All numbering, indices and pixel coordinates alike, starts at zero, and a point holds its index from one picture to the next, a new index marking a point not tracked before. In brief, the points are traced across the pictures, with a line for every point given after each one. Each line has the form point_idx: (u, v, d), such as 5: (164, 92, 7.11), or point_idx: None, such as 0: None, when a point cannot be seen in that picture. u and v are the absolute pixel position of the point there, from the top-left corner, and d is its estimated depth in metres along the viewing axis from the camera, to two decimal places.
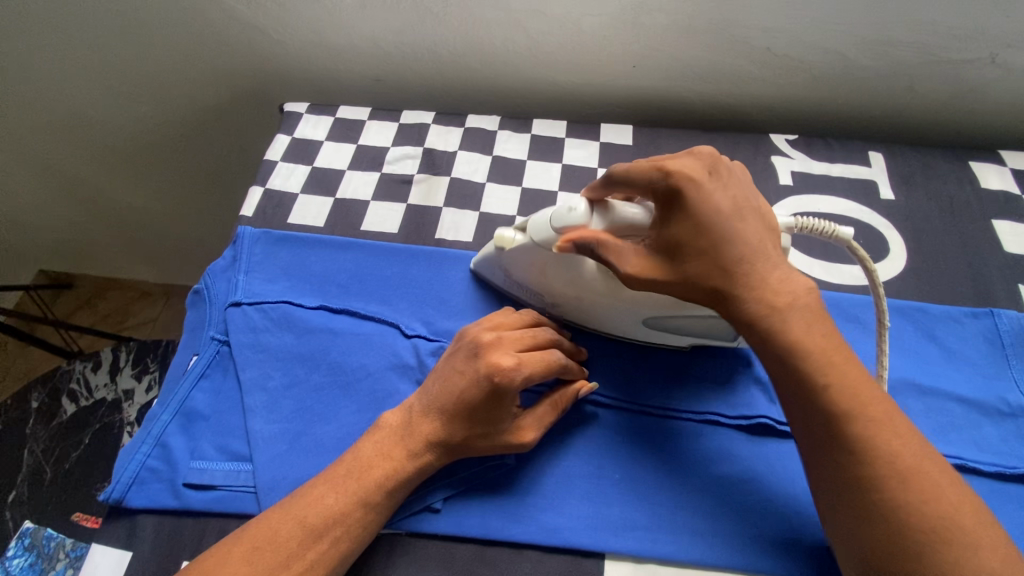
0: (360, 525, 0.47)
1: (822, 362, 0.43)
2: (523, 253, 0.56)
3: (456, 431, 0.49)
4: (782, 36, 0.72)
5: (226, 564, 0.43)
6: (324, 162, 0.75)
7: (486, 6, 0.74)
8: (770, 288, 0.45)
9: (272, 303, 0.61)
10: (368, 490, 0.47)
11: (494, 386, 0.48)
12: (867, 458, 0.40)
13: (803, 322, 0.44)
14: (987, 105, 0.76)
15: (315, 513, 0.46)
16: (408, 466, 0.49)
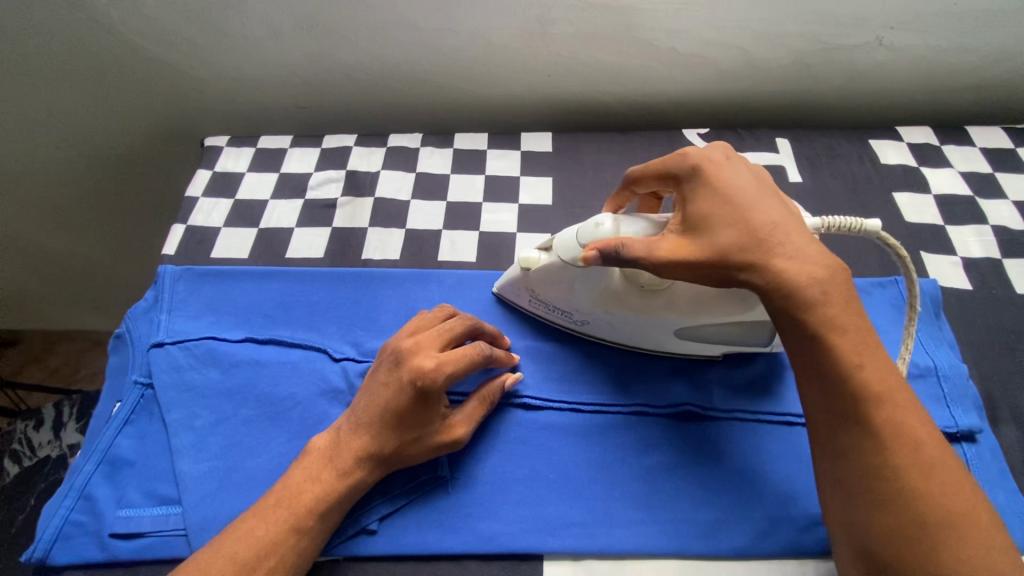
0: (292, 553, 0.46)
1: (856, 346, 0.42)
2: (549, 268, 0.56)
3: (387, 441, 0.49)
4: (683, 36, 0.75)
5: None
6: (247, 193, 0.74)
7: (397, 28, 0.75)
8: (809, 259, 0.43)
9: (195, 340, 0.61)
10: (298, 517, 0.47)
11: (417, 391, 0.49)
12: (892, 446, 0.40)
13: (839, 302, 0.42)
14: (882, 86, 0.81)
15: (245, 548, 0.45)
16: (340, 485, 0.48)
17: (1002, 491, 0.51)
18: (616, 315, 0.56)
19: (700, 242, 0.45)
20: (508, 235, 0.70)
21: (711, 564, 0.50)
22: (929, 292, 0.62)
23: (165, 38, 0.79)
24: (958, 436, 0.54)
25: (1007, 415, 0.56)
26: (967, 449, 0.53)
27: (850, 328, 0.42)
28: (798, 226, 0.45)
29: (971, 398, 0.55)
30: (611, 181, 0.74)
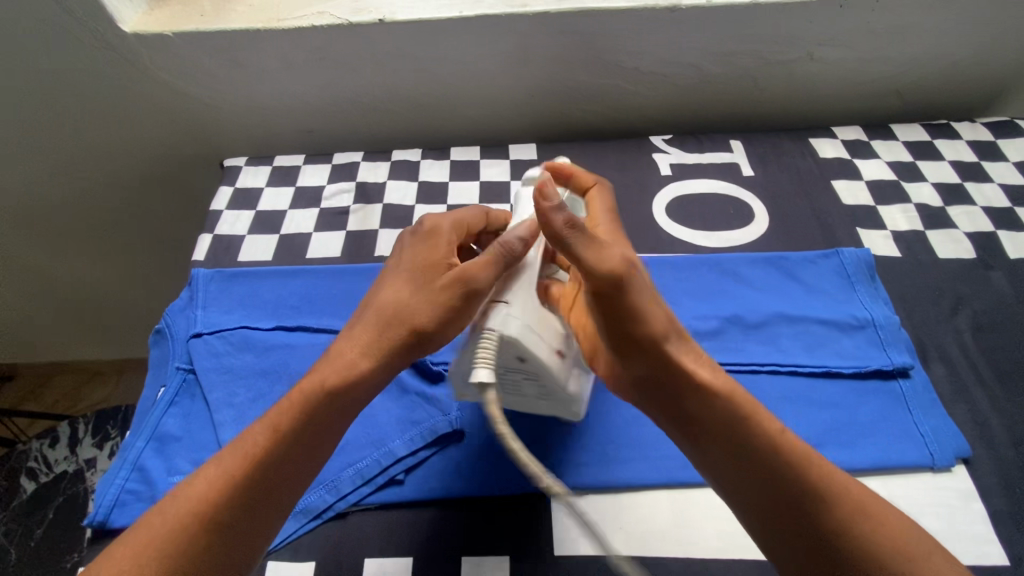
0: (287, 466, 0.47)
1: (751, 419, 0.47)
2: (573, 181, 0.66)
3: (395, 313, 0.50)
4: (645, 57, 0.87)
5: (156, 520, 0.44)
6: (267, 205, 0.83)
7: (397, 58, 0.86)
8: (690, 351, 0.50)
9: (230, 330, 0.68)
10: (289, 423, 0.47)
11: (427, 261, 0.53)
12: (821, 502, 0.44)
13: (724, 380, 0.49)
14: (817, 94, 0.94)
15: (240, 456, 0.46)
16: (354, 351, 0.49)
17: (933, 415, 0.61)
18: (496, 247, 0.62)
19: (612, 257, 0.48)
20: None
21: (693, 490, 0.58)
22: (863, 259, 0.73)
23: (187, 73, 0.88)
24: (894, 373, 0.64)
25: (934, 355, 0.66)
26: (902, 383, 0.63)
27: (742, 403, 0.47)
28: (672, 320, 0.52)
29: (903, 342, 0.66)
30: None
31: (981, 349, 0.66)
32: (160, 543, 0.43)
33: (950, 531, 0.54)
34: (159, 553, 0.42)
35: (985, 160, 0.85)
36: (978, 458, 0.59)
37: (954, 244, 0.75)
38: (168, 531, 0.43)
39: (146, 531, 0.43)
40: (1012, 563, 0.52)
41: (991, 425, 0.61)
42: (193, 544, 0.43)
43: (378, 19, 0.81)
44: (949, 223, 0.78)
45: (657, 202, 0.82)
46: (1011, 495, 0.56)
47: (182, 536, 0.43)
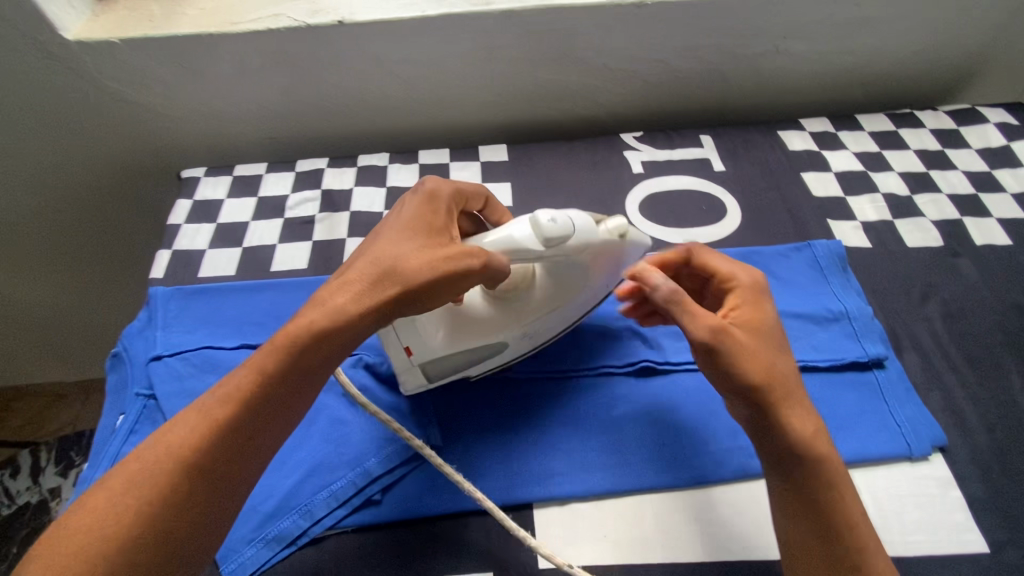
0: (255, 407, 0.45)
1: (828, 468, 0.48)
2: (605, 245, 0.58)
3: (371, 264, 0.49)
4: (613, 54, 0.86)
5: (123, 467, 0.42)
6: (228, 217, 0.80)
7: (359, 61, 0.83)
8: (794, 394, 0.49)
9: (192, 351, 0.65)
10: (261, 366, 0.46)
11: (415, 219, 0.52)
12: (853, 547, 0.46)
13: (813, 429, 0.48)
14: (784, 86, 0.94)
15: (212, 400, 0.45)
16: (337, 293, 0.48)
17: (909, 405, 0.61)
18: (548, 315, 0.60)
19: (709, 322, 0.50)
20: None
21: (677, 494, 0.57)
22: (835, 251, 0.73)
23: (138, 81, 0.84)
24: (869, 364, 0.64)
25: (908, 344, 0.67)
26: (877, 374, 0.64)
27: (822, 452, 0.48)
28: (788, 365, 0.51)
29: (877, 332, 0.66)
30: (562, 182, 0.84)
31: (952, 336, 0.67)
32: (126, 487, 0.41)
33: (930, 521, 0.55)
34: (125, 495, 0.41)
35: (948, 148, 0.87)
36: (954, 446, 0.60)
37: (922, 233, 0.76)
38: (135, 474, 0.42)
39: (116, 476, 0.42)
40: (991, 550, 0.53)
41: (964, 412, 0.62)
42: (159, 488, 0.41)
43: (337, 21, 0.78)
44: (916, 212, 0.78)
45: (630, 200, 0.81)
46: (987, 482, 0.57)
47: (150, 478, 0.41)
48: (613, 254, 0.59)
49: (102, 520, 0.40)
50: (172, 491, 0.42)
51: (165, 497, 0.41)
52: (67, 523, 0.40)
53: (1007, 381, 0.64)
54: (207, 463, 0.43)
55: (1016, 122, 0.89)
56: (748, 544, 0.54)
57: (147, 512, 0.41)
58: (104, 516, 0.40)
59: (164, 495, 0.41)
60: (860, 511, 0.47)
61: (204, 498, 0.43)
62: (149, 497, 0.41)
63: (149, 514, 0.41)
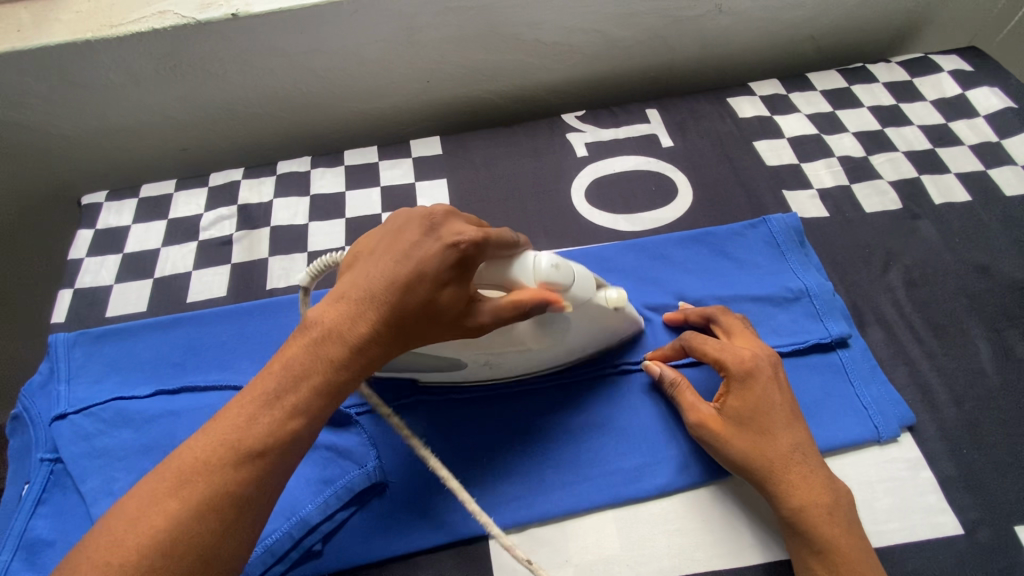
0: (300, 442, 0.42)
1: (818, 517, 0.48)
2: (596, 309, 0.54)
3: (420, 295, 0.44)
4: (545, 27, 0.79)
5: (153, 502, 0.38)
6: (136, 246, 0.72)
7: (265, 57, 0.75)
8: (786, 451, 0.50)
9: (101, 404, 0.58)
10: (302, 402, 0.42)
11: (472, 236, 0.45)
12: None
13: (807, 486, 0.49)
14: (730, 49, 0.89)
15: (249, 438, 0.40)
16: (335, 371, 0.43)
17: (874, 384, 0.59)
18: (539, 353, 0.56)
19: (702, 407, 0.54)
20: None
21: (641, 506, 0.54)
22: (791, 224, 0.69)
23: (14, 100, 0.74)
24: (832, 344, 0.61)
25: (871, 318, 0.64)
26: (842, 354, 0.60)
27: (814, 504, 0.48)
28: (789, 430, 0.51)
29: (839, 309, 0.63)
30: (502, 173, 0.77)
31: (916, 305, 0.64)
32: (164, 528, 0.36)
33: (903, 507, 0.53)
34: (166, 534, 0.36)
35: (902, 101, 0.83)
36: (923, 424, 0.57)
37: (879, 196, 0.73)
38: (175, 513, 0.37)
39: (145, 513, 0.37)
40: (965, 531, 0.51)
41: (932, 386, 0.59)
42: (204, 527, 0.37)
43: (231, 14, 0.70)
44: (873, 174, 0.75)
45: (576, 187, 0.76)
46: (958, 458, 0.55)
47: (191, 518, 0.37)
48: (602, 322, 0.56)
49: (137, 565, 0.35)
50: (217, 531, 0.38)
51: (209, 537, 0.37)
52: (91, 563, 0.35)
53: (972, 347, 0.61)
54: (253, 500, 0.40)
55: (969, 68, 0.86)
56: (717, 553, 0.51)
57: (187, 557, 0.36)
58: (143, 559, 0.35)
59: (210, 538, 0.37)
60: (856, 550, 0.47)
61: (243, 533, 0.39)
62: (193, 535, 0.37)
63: (190, 556, 0.37)
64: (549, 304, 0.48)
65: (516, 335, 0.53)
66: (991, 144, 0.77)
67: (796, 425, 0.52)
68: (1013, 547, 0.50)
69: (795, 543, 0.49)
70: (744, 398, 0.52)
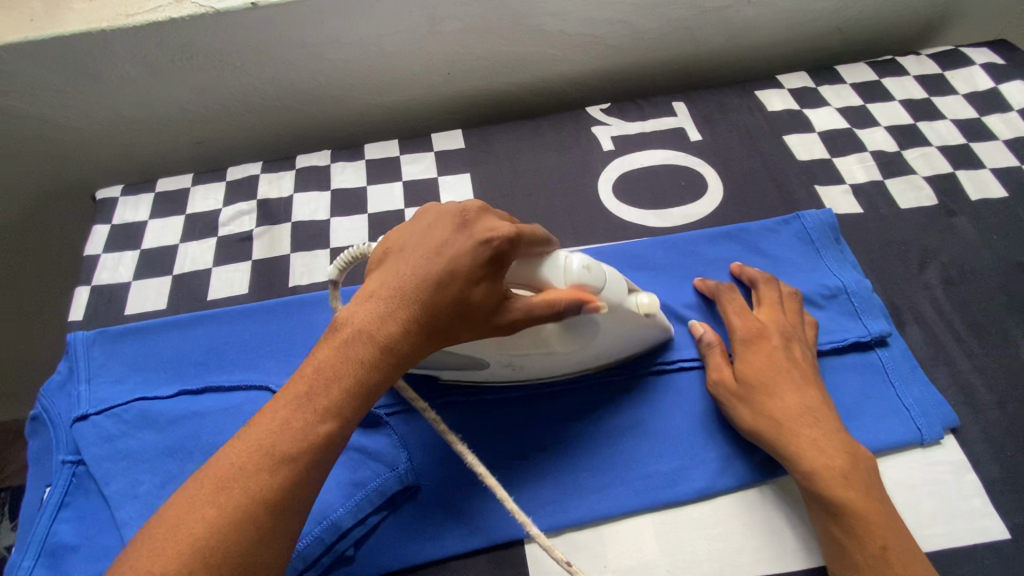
0: (335, 445, 0.41)
1: (829, 474, 0.48)
2: (627, 315, 0.53)
3: (454, 291, 0.44)
4: (570, 18, 0.77)
5: (192, 510, 0.36)
6: (154, 242, 0.70)
7: (284, 47, 0.73)
8: (791, 409, 0.52)
9: (123, 404, 0.57)
10: (335, 404, 0.41)
11: (507, 233, 0.45)
12: (865, 549, 0.45)
13: (813, 444, 0.50)
14: (756, 41, 0.87)
15: (285, 441, 0.39)
16: (371, 368, 0.42)
17: (916, 385, 0.57)
18: (565, 355, 0.54)
19: (719, 368, 0.56)
20: None
21: (679, 510, 0.53)
22: (826, 220, 0.67)
23: (26, 91, 0.72)
24: (871, 343, 0.59)
25: (909, 317, 0.62)
26: (881, 353, 0.59)
27: (825, 459, 0.49)
28: (795, 391, 0.53)
29: (878, 307, 0.61)
30: (526, 168, 0.76)
31: (955, 304, 0.63)
32: (204, 536, 0.35)
33: (948, 511, 0.52)
34: (207, 543, 0.35)
35: (934, 95, 0.81)
36: (966, 426, 0.56)
37: (914, 191, 0.71)
38: (214, 521, 0.36)
39: (184, 520, 0.36)
40: (1012, 536, 0.50)
41: (973, 387, 0.58)
42: (243, 536, 0.36)
43: (251, 3, 0.68)
44: (907, 169, 0.73)
45: (602, 182, 0.74)
46: (1003, 461, 0.54)
47: (230, 525, 0.36)
48: (631, 329, 0.55)
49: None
50: (256, 539, 0.36)
51: (249, 545, 0.36)
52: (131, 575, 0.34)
53: (1014, 347, 0.60)
54: (292, 505, 0.38)
55: (1001, 60, 0.84)
56: (759, 558, 0.50)
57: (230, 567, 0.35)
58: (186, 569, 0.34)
59: (249, 546, 0.36)
60: (869, 506, 0.47)
61: (282, 543, 0.38)
62: (233, 545, 0.36)
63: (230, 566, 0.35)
64: (584, 306, 0.47)
65: (542, 336, 0.51)
66: None
67: (806, 391, 0.53)
68: None
69: (815, 508, 0.49)
70: (751, 361, 0.55)
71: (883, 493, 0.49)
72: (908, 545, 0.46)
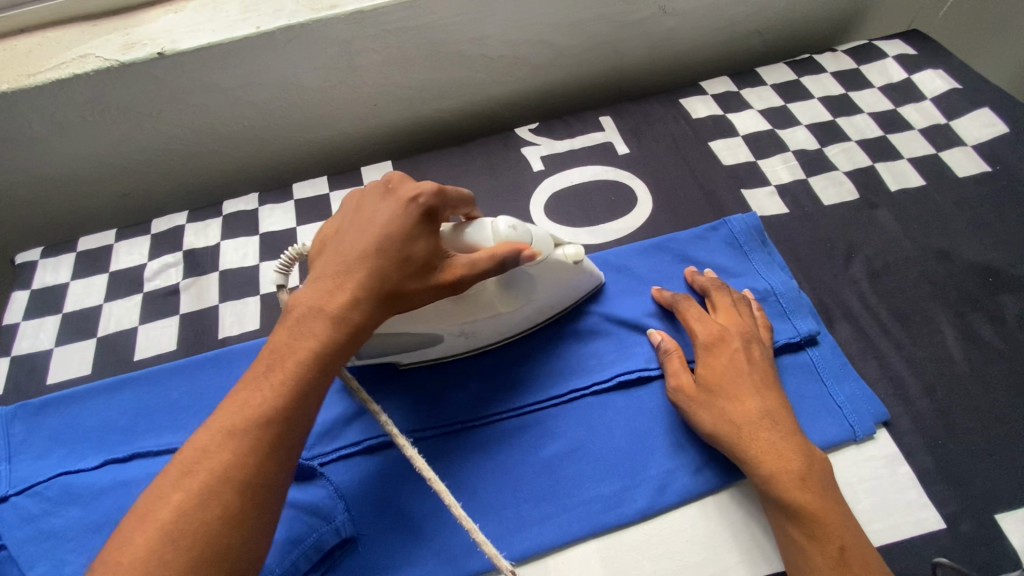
0: (298, 415, 0.42)
1: (789, 477, 0.48)
2: (555, 267, 0.57)
3: (393, 251, 0.47)
4: (489, 42, 0.77)
5: (159, 498, 0.38)
6: (76, 304, 0.68)
7: (199, 93, 0.72)
8: (750, 413, 0.51)
9: (45, 481, 0.54)
10: (294, 377, 0.42)
11: (430, 191, 0.49)
12: (826, 552, 0.46)
13: (772, 449, 0.50)
14: (679, 49, 0.88)
15: (245, 419, 0.41)
16: (328, 339, 0.44)
17: (847, 382, 0.58)
18: (510, 316, 0.58)
19: (679, 374, 0.56)
20: None
21: (623, 533, 0.52)
22: (751, 224, 0.68)
23: None
24: (802, 343, 0.60)
25: (838, 313, 0.63)
26: (811, 353, 0.60)
27: (785, 463, 0.49)
28: (755, 393, 0.52)
29: (806, 307, 0.62)
30: None
31: (881, 296, 0.64)
32: (169, 522, 0.37)
33: (884, 507, 0.52)
34: (174, 525, 0.36)
35: (851, 90, 0.83)
36: (897, 418, 0.57)
37: (837, 187, 0.73)
38: (177, 508, 0.37)
39: (150, 512, 0.37)
40: (947, 525, 0.51)
41: (903, 377, 0.59)
42: (208, 517, 0.37)
43: (157, 53, 0.66)
44: (829, 166, 0.75)
45: (534, 203, 0.74)
46: (935, 450, 0.55)
47: (194, 507, 0.37)
48: (563, 278, 0.59)
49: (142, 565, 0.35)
50: (225, 518, 0.38)
51: (220, 526, 0.37)
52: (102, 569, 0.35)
53: (939, 333, 0.61)
54: (261, 484, 0.40)
55: (913, 51, 0.87)
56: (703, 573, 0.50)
57: (195, 553, 0.36)
58: (151, 555, 0.35)
59: (219, 525, 0.37)
60: (828, 508, 0.47)
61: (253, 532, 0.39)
62: (200, 526, 0.37)
63: (200, 549, 0.36)
64: (522, 255, 0.50)
65: (484, 297, 0.55)
66: (940, 126, 0.78)
67: (765, 394, 0.53)
68: (995, 537, 0.50)
69: (776, 511, 0.49)
70: (710, 365, 0.55)
71: (837, 492, 0.49)
72: (866, 546, 0.46)
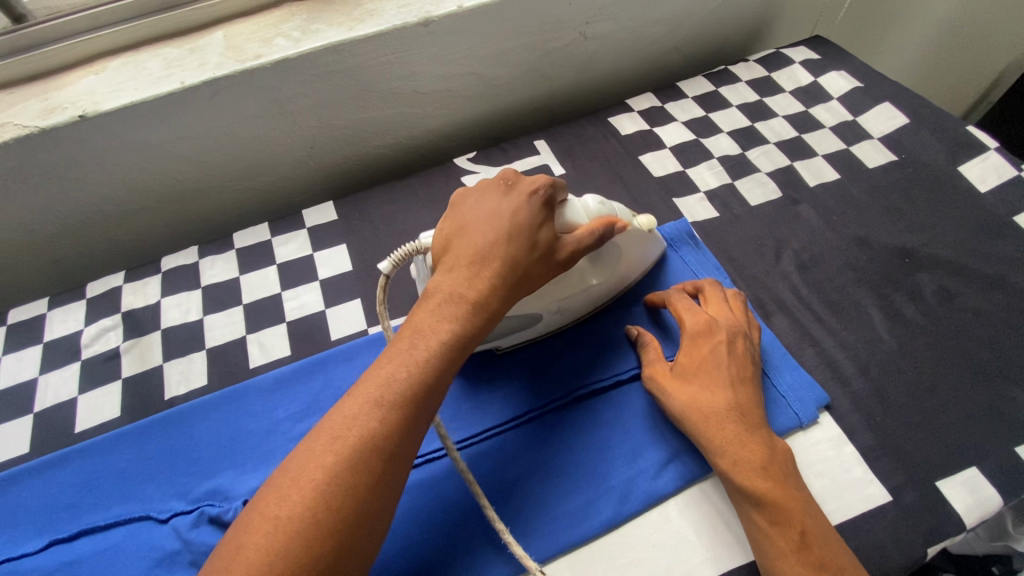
0: (433, 397, 0.45)
1: (752, 464, 0.49)
2: (635, 236, 0.61)
3: (523, 241, 0.50)
4: (419, 78, 0.79)
5: (312, 460, 0.41)
6: (9, 379, 0.65)
7: (128, 152, 0.71)
8: (721, 403, 0.52)
9: None
10: (435, 358, 0.46)
11: (546, 182, 0.52)
12: (784, 535, 0.47)
13: (738, 438, 0.51)
14: (604, 70, 0.92)
15: (392, 394, 0.44)
16: (460, 326, 0.47)
17: (788, 372, 0.61)
18: (597, 290, 0.61)
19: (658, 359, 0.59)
20: (317, 316, 0.68)
21: (593, 545, 0.52)
22: (683, 229, 0.72)
23: None
24: None
25: (773, 307, 0.67)
26: None
27: (749, 453, 0.50)
28: (731, 386, 0.53)
29: None
30: (400, 228, 0.76)
31: (811, 286, 0.68)
32: (326, 479, 0.40)
33: (836, 487, 0.54)
34: (328, 485, 0.40)
35: (765, 96, 0.88)
36: (838, 400, 0.60)
37: (761, 188, 0.77)
38: (333, 468, 0.40)
39: (307, 467, 0.41)
40: (893, 497, 0.54)
41: (839, 361, 0.62)
42: (360, 479, 0.40)
43: (78, 115, 0.65)
44: (752, 168, 0.79)
45: None
46: (875, 427, 0.58)
47: (347, 471, 0.40)
48: (639, 246, 0.63)
49: (304, 515, 0.39)
50: (370, 485, 0.41)
51: (365, 493, 0.40)
52: (267, 515, 0.39)
53: (866, 315, 0.65)
54: (401, 458, 0.43)
55: (817, 56, 0.93)
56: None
57: (343, 513, 0.39)
58: (309, 508, 0.39)
59: (360, 491, 0.40)
60: (789, 495, 0.48)
61: (386, 501, 0.42)
62: (350, 487, 0.40)
63: (347, 512, 0.39)
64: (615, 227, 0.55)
65: (579, 272, 0.58)
66: (847, 123, 0.83)
67: (739, 388, 0.54)
68: (937, 503, 0.53)
69: (739, 499, 0.50)
70: (691, 354, 0.56)
71: (799, 480, 0.50)
72: (826, 528, 0.47)
